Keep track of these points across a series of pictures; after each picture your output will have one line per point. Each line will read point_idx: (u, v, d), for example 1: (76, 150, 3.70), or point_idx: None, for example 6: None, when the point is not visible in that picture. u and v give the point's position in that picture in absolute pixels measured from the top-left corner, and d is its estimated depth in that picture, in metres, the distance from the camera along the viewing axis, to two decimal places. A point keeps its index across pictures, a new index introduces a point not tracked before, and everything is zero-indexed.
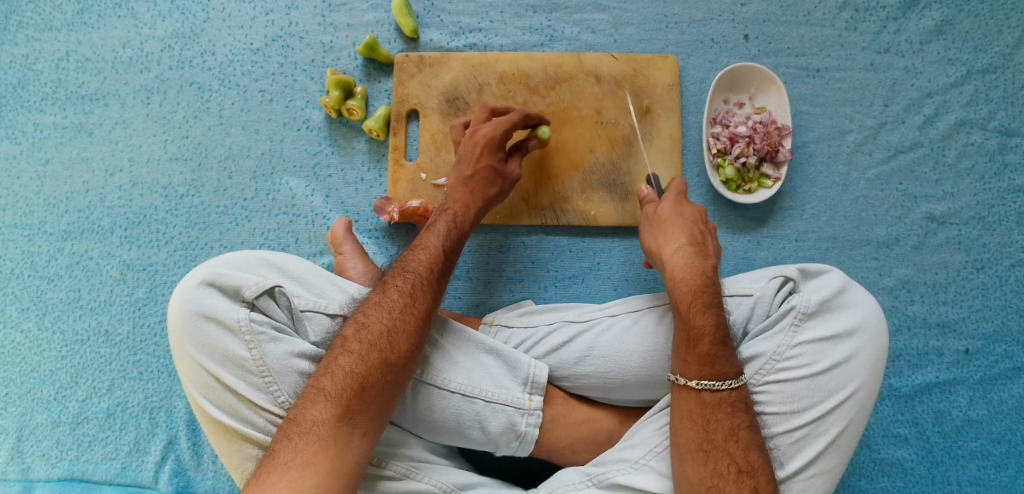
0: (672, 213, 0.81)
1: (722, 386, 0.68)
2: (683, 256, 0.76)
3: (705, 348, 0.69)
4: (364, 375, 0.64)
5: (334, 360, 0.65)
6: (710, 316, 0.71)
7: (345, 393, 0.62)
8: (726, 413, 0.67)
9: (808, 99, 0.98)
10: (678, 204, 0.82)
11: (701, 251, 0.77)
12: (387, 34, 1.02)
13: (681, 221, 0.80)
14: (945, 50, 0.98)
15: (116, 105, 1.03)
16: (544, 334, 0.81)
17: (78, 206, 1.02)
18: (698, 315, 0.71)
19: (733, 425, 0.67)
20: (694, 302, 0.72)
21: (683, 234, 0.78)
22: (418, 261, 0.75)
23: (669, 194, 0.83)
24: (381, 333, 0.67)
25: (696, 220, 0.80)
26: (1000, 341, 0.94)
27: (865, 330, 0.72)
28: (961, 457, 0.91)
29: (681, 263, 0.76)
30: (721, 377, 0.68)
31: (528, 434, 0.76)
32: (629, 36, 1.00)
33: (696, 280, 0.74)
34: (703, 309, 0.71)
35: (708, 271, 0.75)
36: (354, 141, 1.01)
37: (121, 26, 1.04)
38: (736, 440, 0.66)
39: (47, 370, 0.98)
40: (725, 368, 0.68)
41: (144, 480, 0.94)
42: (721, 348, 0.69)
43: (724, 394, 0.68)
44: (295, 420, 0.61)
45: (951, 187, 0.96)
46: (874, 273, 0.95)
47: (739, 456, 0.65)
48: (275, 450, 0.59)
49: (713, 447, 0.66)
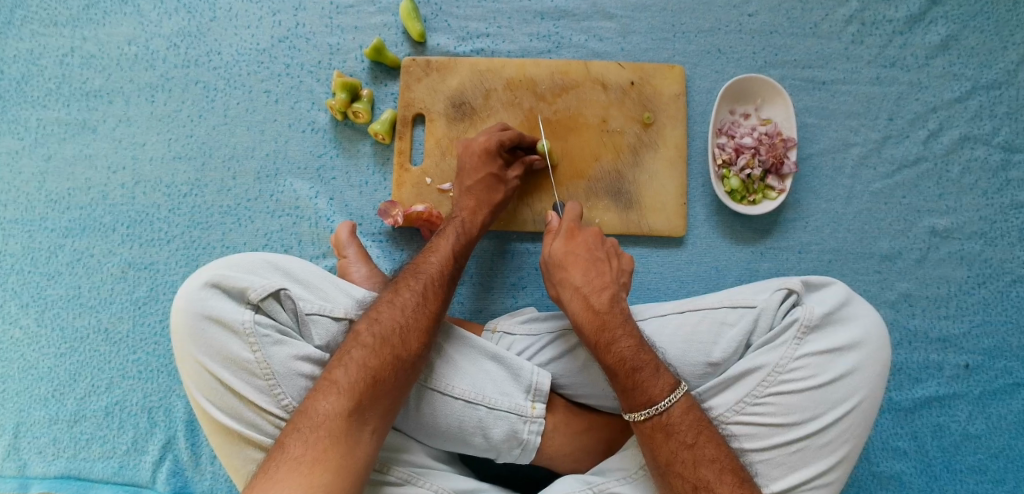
0: (563, 254, 0.81)
1: (649, 414, 0.68)
2: (579, 300, 0.77)
3: (624, 382, 0.70)
4: (377, 370, 0.64)
5: (347, 353, 0.65)
6: (621, 348, 0.72)
7: (358, 388, 0.62)
8: (663, 438, 0.67)
9: (814, 111, 0.98)
10: (569, 238, 0.83)
11: (596, 288, 0.78)
12: (395, 38, 1.02)
13: (576, 258, 0.81)
14: (951, 64, 0.98)
15: (120, 102, 1.03)
16: (545, 343, 0.81)
17: (79, 202, 1.01)
18: (607, 353, 0.72)
19: (673, 448, 0.67)
20: (600, 343, 0.74)
21: (580, 273, 0.80)
22: (430, 265, 0.77)
23: (561, 228, 0.84)
24: (394, 329, 0.68)
25: (590, 247, 0.83)
26: (1001, 356, 0.94)
27: (868, 343, 0.72)
28: (959, 471, 0.92)
29: (579, 305, 0.77)
30: (648, 403, 0.69)
31: (530, 441, 0.76)
32: (637, 44, 1.00)
33: (593, 319, 0.75)
34: (609, 347, 0.73)
35: (604, 306, 0.77)
36: (360, 144, 1.00)
37: (127, 23, 1.04)
38: (682, 461, 0.66)
39: (45, 367, 0.98)
40: (649, 394, 0.69)
41: (141, 480, 0.94)
42: (639, 375, 0.70)
43: (655, 421, 0.68)
44: (306, 413, 0.61)
45: (954, 202, 0.96)
46: (876, 286, 0.95)
47: (690, 474, 0.65)
48: (285, 444, 0.59)
49: (665, 472, 0.67)
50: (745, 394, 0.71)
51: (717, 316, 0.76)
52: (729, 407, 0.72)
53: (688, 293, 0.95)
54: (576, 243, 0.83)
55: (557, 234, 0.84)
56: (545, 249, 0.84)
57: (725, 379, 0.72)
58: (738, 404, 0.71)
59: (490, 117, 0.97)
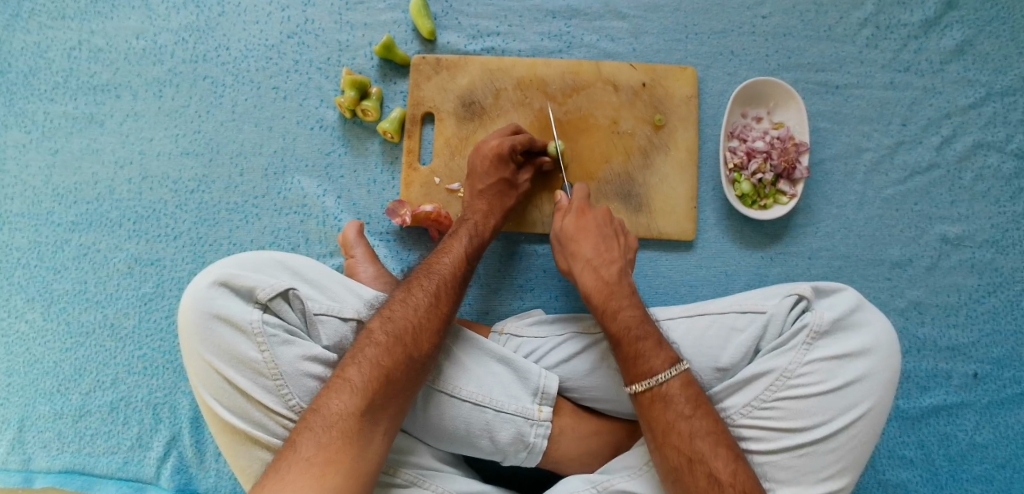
0: (575, 227, 0.82)
1: (649, 383, 0.68)
2: (590, 271, 0.79)
3: (627, 351, 0.71)
4: (390, 369, 0.64)
5: (360, 351, 0.65)
6: (626, 316, 0.74)
7: (370, 387, 0.62)
8: (661, 409, 0.67)
9: (827, 115, 0.97)
10: (580, 214, 0.83)
11: (605, 260, 0.79)
12: (405, 35, 1.01)
13: (585, 230, 0.82)
14: (966, 70, 0.97)
15: (127, 97, 1.02)
16: (553, 346, 0.81)
17: (86, 197, 1.01)
18: (613, 320, 0.74)
19: (669, 418, 0.66)
20: (607, 311, 0.75)
21: (590, 246, 0.80)
22: (443, 265, 0.76)
23: (572, 205, 0.84)
24: (407, 329, 0.67)
25: (600, 223, 0.82)
26: (1009, 365, 0.94)
27: (879, 350, 0.71)
28: (965, 480, 0.91)
29: (590, 276, 0.78)
30: (649, 373, 0.69)
31: (537, 444, 0.76)
32: (649, 45, 0.99)
33: (602, 289, 0.77)
34: (616, 315, 0.74)
35: (613, 278, 0.78)
36: (368, 142, 1.00)
37: (135, 17, 1.03)
38: (677, 432, 0.65)
39: (50, 362, 0.98)
40: (652, 364, 0.69)
41: (145, 476, 0.93)
42: (641, 345, 0.71)
43: (654, 391, 0.68)
44: (318, 412, 0.60)
45: (966, 209, 0.96)
46: (886, 293, 0.95)
47: (683, 445, 0.65)
48: (297, 443, 0.58)
49: (659, 445, 0.66)
50: (753, 397, 0.71)
51: (726, 320, 0.76)
52: (738, 410, 0.72)
53: (697, 297, 0.95)
54: (587, 221, 0.82)
55: (568, 211, 0.84)
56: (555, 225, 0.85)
57: (735, 382, 0.72)
58: (746, 406, 0.71)
59: (500, 116, 0.96)
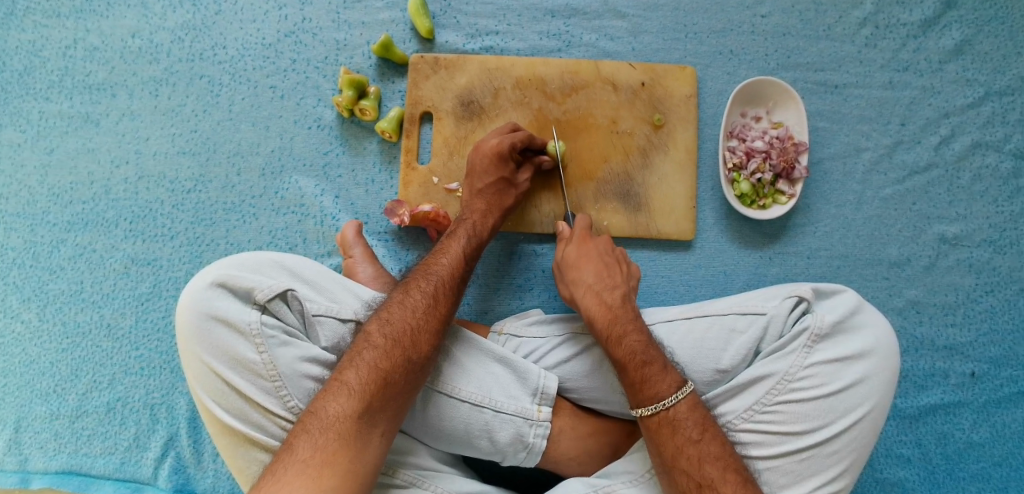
0: (578, 254, 0.83)
1: (656, 408, 0.68)
2: (593, 296, 0.78)
3: (632, 375, 0.71)
4: (388, 371, 0.64)
5: (358, 354, 0.65)
6: (631, 342, 0.73)
7: (368, 389, 0.62)
8: (669, 433, 0.67)
9: (826, 115, 0.97)
10: (581, 241, 0.84)
11: (608, 285, 0.79)
12: (403, 34, 1.00)
13: (589, 257, 0.82)
14: (964, 70, 0.97)
15: (123, 95, 1.01)
16: (553, 346, 0.81)
17: (81, 197, 1.00)
18: (617, 346, 0.73)
19: (677, 443, 0.67)
20: (611, 337, 0.74)
21: (592, 272, 0.81)
22: (440, 266, 0.76)
23: (574, 233, 0.85)
24: (405, 331, 0.67)
25: (601, 251, 0.83)
26: (1007, 364, 0.94)
27: (878, 353, 0.71)
28: (962, 479, 0.92)
29: (592, 301, 0.78)
30: (655, 397, 0.69)
31: (536, 445, 0.76)
32: (648, 45, 0.99)
33: (606, 314, 0.76)
34: (620, 340, 0.73)
35: (616, 302, 0.77)
36: (366, 141, 0.99)
37: (131, 15, 1.02)
38: (687, 456, 0.66)
39: (47, 362, 0.97)
40: (657, 389, 0.69)
41: (143, 477, 0.93)
42: (646, 369, 0.71)
43: (661, 415, 0.68)
44: (315, 414, 0.60)
45: (964, 209, 0.96)
46: (884, 293, 0.95)
47: (693, 470, 0.65)
48: (294, 445, 0.58)
49: (670, 469, 0.66)
50: (754, 401, 0.71)
51: (726, 323, 0.76)
52: (739, 414, 0.72)
53: (696, 297, 0.95)
54: (589, 248, 0.83)
55: (569, 240, 0.85)
56: (558, 253, 0.85)
57: (735, 386, 0.72)
58: (748, 412, 0.71)
59: (498, 116, 0.96)
